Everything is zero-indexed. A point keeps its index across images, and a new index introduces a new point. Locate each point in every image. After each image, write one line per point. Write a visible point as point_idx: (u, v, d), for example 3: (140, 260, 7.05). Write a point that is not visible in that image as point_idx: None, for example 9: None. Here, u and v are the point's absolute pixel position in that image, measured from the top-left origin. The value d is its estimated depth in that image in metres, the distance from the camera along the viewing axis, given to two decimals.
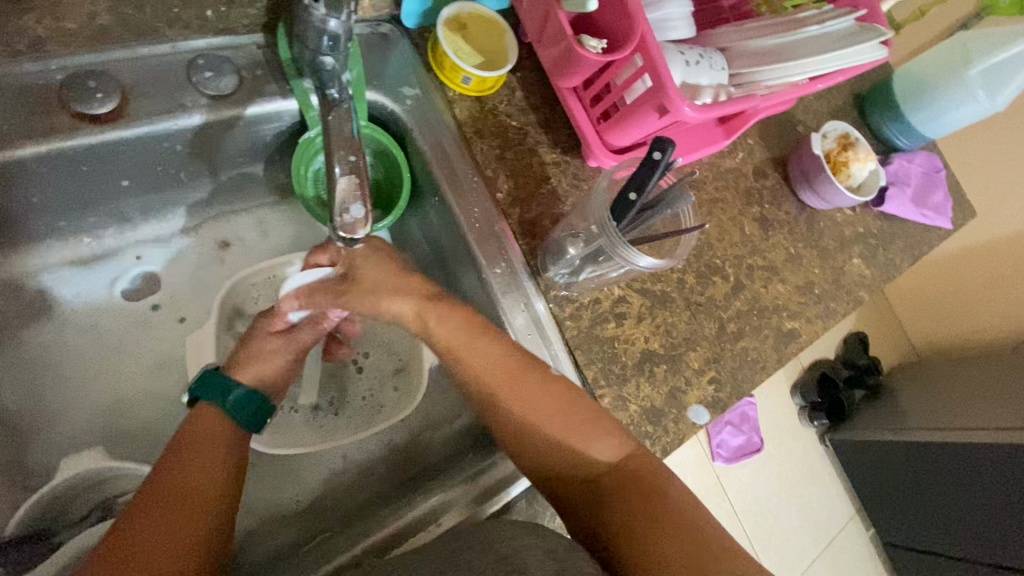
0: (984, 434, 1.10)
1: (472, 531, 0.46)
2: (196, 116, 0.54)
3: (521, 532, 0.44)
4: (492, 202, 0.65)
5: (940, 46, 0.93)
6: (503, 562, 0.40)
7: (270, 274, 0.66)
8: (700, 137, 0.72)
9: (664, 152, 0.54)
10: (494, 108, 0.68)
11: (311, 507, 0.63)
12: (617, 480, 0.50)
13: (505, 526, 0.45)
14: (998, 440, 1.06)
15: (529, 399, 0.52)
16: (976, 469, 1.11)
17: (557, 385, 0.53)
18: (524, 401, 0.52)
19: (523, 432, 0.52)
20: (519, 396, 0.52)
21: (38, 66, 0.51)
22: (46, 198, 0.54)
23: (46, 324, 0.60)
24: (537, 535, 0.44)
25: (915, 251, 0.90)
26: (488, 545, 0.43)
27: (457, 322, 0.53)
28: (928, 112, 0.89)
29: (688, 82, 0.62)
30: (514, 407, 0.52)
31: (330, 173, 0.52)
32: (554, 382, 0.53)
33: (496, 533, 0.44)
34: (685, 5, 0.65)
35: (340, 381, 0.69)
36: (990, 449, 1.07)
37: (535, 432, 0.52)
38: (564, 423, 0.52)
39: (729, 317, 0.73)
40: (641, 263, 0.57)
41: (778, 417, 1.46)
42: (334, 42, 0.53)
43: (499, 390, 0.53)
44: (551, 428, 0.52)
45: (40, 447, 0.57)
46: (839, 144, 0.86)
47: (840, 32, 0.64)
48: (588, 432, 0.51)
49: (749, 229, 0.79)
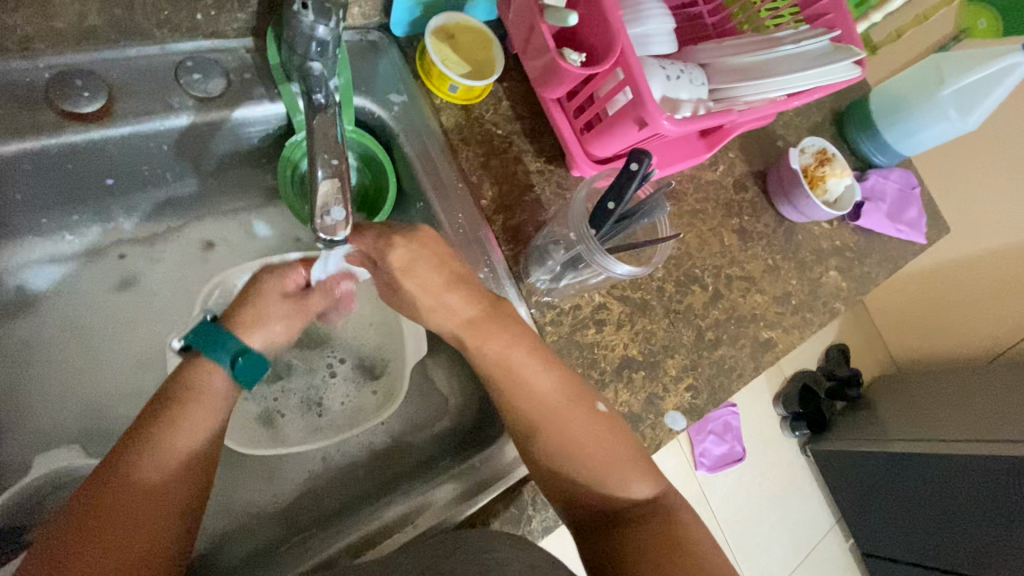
0: (961, 444, 1.12)
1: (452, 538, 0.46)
2: (182, 117, 0.55)
3: (501, 547, 0.45)
4: (476, 208, 0.67)
5: (916, 66, 0.96)
6: None
7: None
8: (681, 150, 0.74)
9: (641, 163, 0.56)
10: (480, 116, 0.69)
11: (288, 507, 0.63)
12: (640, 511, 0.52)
13: (489, 538, 0.46)
14: (972, 452, 1.09)
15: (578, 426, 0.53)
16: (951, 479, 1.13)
17: (606, 419, 0.54)
18: (579, 426, 0.53)
19: (562, 453, 0.53)
20: (573, 421, 0.53)
21: (26, 64, 0.51)
22: (30, 195, 0.54)
23: (25, 321, 0.59)
24: (520, 552, 0.45)
25: (888, 265, 0.92)
26: (471, 556, 0.43)
27: (502, 340, 0.54)
28: (902, 130, 0.92)
29: (668, 95, 0.64)
30: (563, 432, 0.53)
31: (313, 176, 0.53)
32: (600, 417, 0.54)
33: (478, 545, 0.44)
34: (668, 22, 0.67)
35: (321, 380, 0.69)
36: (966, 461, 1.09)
37: (572, 456, 0.53)
38: (603, 456, 0.53)
39: (707, 326, 0.74)
40: (619, 270, 0.59)
41: (760, 426, 1.47)
42: (322, 48, 0.55)
43: (546, 416, 0.53)
44: (593, 454, 0.52)
45: (15, 444, 0.56)
46: (816, 159, 0.88)
47: (816, 52, 0.67)
48: (625, 468, 0.53)
49: (728, 240, 0.81)
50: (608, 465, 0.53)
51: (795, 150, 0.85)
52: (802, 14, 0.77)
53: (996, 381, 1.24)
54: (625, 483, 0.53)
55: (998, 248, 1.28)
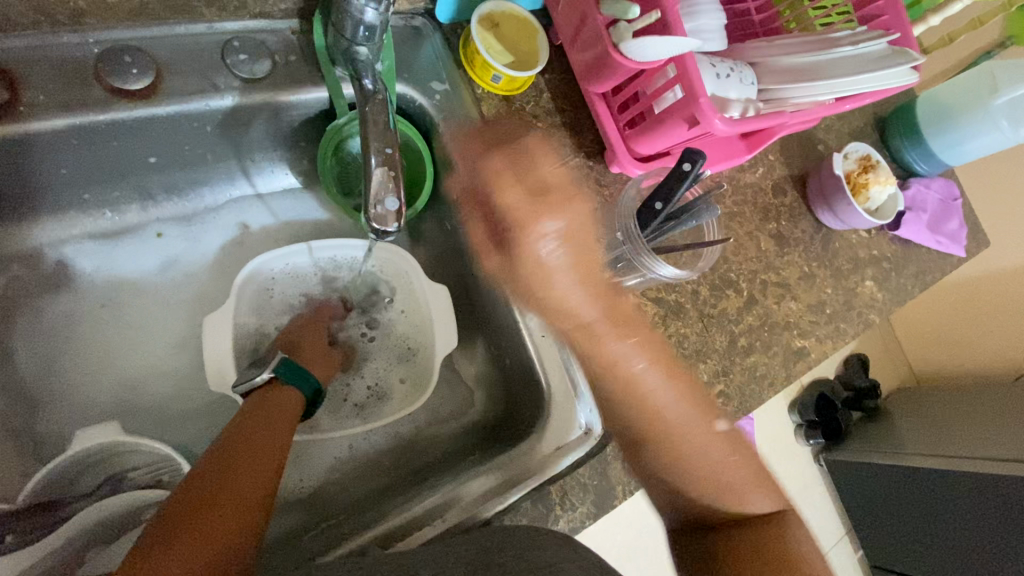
0: (988, 464, 1.11)
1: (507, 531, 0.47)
2: (227, 98, 0.55)
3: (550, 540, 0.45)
4: (515, 202, 0.65)
5: (966, 73, 0.92)
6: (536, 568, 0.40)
7: (288, 260, 0.66)
8: (721, 150, 0.72)
9: (695, 164, 0.54)
10: (521, 108, 0.68)
11: (313, 493, 0.63)
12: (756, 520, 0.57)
13: (535, 530, 0.46)
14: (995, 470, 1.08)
15: (711, 448, 0.58)
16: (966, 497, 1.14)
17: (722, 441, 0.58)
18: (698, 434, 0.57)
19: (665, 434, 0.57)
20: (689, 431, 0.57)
21: (77, 38, 0.50)
22: (74, 169, 0.54)
23: (65, 296, 0.60)
24: (565, 551, 0.43)
25: (927, 276, 0.90)
26: (520, 547, 0.43)
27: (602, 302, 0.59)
28: (947, 138, 0.89)
29: (718, 94, 0.61)
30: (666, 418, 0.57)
31: (367, 163, 0.52)
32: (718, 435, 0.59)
33: (528, 536, 0.45)
34: (720, 17, 0.64)
35: (349, 365, 0.69)
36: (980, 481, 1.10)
37: (696, 458, 0.57)
38: (723, 461, 0.58)
39: (740, 331, 0.73)
40: (662, 272, 0.58)
41: (774, 434, 1.49)
42: (370, 33, 0.54)
43: (673, 426, 0.57)
44: (721, 476, 0.58)
45: (51, 417, 0.57)
46: (860, 165, 0.86)
47: (873, 55, 0.64)
48: (751, 479, 0.58)
49: (765, 245, 0.79)
50: (740, 484, 0.58)
51: (839, 155, 0.82)
52: (854, 15, 0.74)
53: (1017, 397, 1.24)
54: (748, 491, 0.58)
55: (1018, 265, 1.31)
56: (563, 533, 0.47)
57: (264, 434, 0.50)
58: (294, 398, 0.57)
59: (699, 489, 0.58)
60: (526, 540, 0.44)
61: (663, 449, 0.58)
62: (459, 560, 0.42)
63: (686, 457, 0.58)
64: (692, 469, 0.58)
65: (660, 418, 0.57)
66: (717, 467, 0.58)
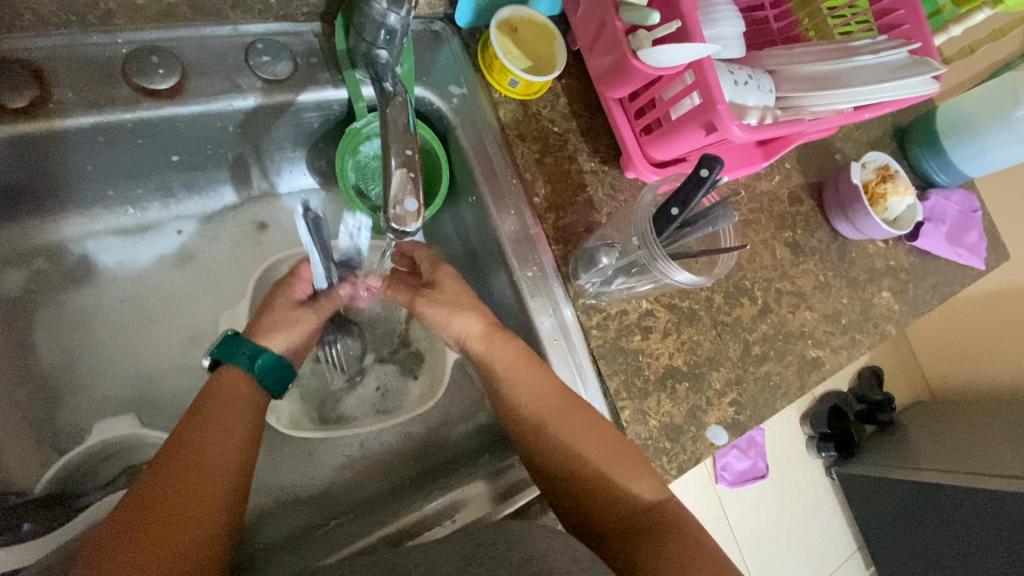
0: (1001, 481, 1.10)
1: (506, 529, 0.46)
2: (250, 98, 0.56)
3: (550, 538, 0.44)
4: (529, 206, 0.66)
5: (989, 83, 0.90)
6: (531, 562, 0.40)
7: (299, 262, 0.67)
8: (738, 157, 0.72)
9: (712, 170, 0.53)
10: (538, 112, 0.68)
11: (324, 491, 0.63)
12: (657, 518, 0.53)
13: (537, 529, 0.45)
14: (1000, 485, 1.09)
15: (594, 444, 0.55)
16: (971, 513, 1.14)
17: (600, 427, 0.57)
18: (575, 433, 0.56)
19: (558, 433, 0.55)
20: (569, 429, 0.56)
21: (106, 38, 0.52)
22: (98, 166, 0.55)
23: (87, 290, 0.61)
24: (566, 545, 0.43)
25: (946, 289, 0.88)
26: (519, 544, 0.42)
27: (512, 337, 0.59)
28: (968, 148, 0.88)
29: (736, 102, 0.61)
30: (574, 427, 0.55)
31: (386, 164, 0.52)
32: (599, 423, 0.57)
33: (528, 534, 0.44)
34: (739, 25, 0.64)
35: (356, 367, 0.68)
36: (985, 495, 1.11)
37: (578, 454, 0.55)
38: (606, 457, 0.55)
39: (754, 340, 0.73)
40: (678, 277, 0.57)
41: (785, 447, 1.48)
42: (391, 36, 0.54)
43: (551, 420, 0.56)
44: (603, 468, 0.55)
45: (71, 409, 0.58)
46: (878, 175, 0.85)
47: (893, 65, 0.64)
48: (631, 467, 0.55)
49: (780, 253, 0.78)
50: (622, 477, 0.54)
51: (858, 164, 0.81)
52: (874, 24, 0.74)
53: None
54: (636, 483, 0.55)
55: None
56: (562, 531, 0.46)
57: (210, 441, 0.46)
58: (225, 371, 0.51)
59: (592, 491, 0.54)
60: (523, 535, 0.43)
61: (550, 450, 0.55)
62: (463, 554, 0.42)
63: (568, 452, 0.55)
64: (587, 466, 0.55)
65: (542, 407, 0.56)
66: (604, 462, 0.55)
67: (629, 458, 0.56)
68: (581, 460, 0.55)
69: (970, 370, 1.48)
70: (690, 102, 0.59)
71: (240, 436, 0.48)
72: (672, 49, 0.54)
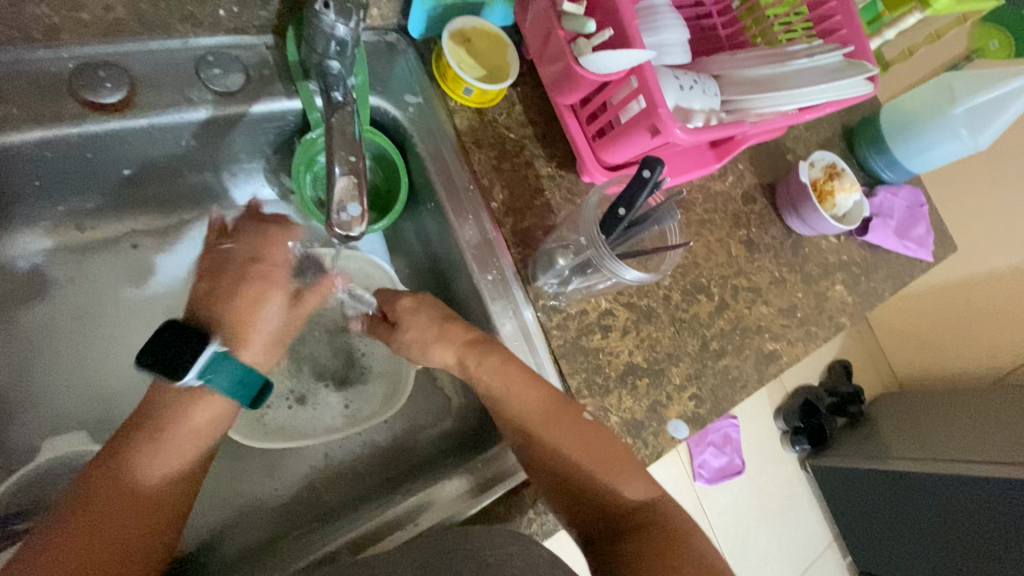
0: (995, 467, 1.09)
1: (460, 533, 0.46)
2: (201, 110, 0.56)
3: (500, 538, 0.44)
4: (487, 210, 0.67)
5: (926, 83, 0.94)
6: (483, 568, 0.40)
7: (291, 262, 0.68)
8: (691, 159, 0.74)
9: (653, 171, 0.56)
10: (493, 120, 0.70)
11: (289, 501, 0.63)
12: (650, 518, 0.52)
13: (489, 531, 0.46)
14: (975, 468, 1.12)
15: (570, 437, 0.54)
16: (944, 498, 1.17)
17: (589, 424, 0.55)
18: (558, 435, 0.54)
19: (543, 432, 0.55)
20: (556, 427, 0.55)
21: (50, 52, 0.52)
22: (48, 181, 0.55)
23: (38, 307, 0.60)
24: (521, 548, 0.43)
25: (896, 281, 0.92)
26: (471, 551, 0.43)
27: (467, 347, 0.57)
28: (912, 150, 0.91)
29: (681, 105, 0.64)
30: (554, 435, 0.54)
31: (330, 172, 0.53)
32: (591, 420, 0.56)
33: (480, 537, 0.44)
34: (682, 32, 0.67)
35: (311, 386, 0.68)
36: (959, 480, 1.13)
37: (556, 459, 0.54)
38: (592, 455, 0.54)
39: (712, 335, 0.75)
40: (627, 276, 0.59)
41: (760, 441, 1.51)
42: (341, 47, 0.55)
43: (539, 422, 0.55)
44: (582, 466, 0.53)
45: (20, 429, 0.57)
46: (826, 173, 0.88)
47: (828, 67, 0.67)
48: (623, 464, 0.54)
49: (735, 251, 0.81)
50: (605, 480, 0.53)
51: (806, 163, 0.84)
52: (814, 30, 0.77)
53: (992, 401, 1.29)
54: (623, 481, 0.53)
55: (991, 271, 1.35)
56: (513, 529, 0.47)
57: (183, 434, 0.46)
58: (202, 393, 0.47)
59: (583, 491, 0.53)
60: (478, 541, 0.44)
61: (535, 440, 0.55)
62: (412, 562, 0.42)
63: (543, 432, 0.54)
64: (567, 469, 0.54)
65: (517, 387, 0.56)
66: (585, 461, 0.53)
67: (623, 457, 0.55)
68: (551, 456, 0.54)
69: (932, 360, 1.53)
70: (635, 106, 0.61)
71: (196, 432, 0.47)
72: (612, 55, 0.57)
